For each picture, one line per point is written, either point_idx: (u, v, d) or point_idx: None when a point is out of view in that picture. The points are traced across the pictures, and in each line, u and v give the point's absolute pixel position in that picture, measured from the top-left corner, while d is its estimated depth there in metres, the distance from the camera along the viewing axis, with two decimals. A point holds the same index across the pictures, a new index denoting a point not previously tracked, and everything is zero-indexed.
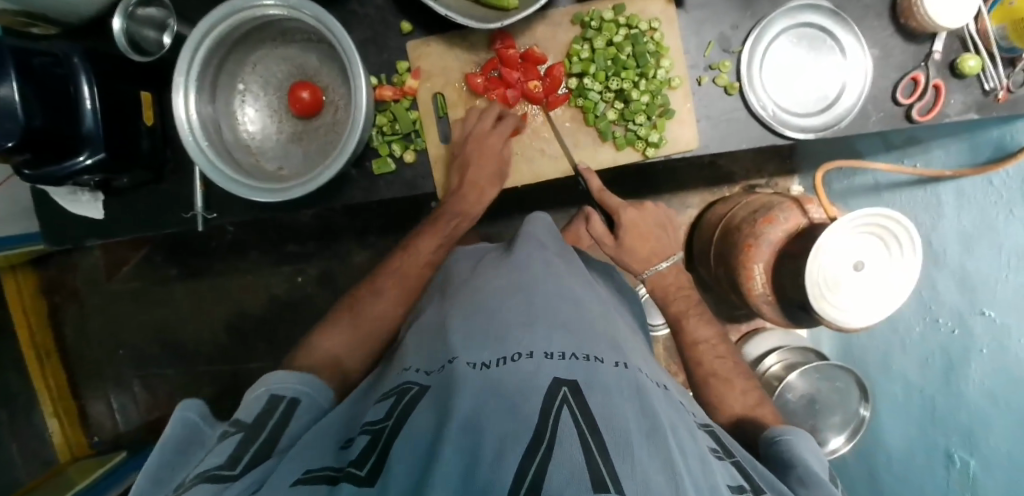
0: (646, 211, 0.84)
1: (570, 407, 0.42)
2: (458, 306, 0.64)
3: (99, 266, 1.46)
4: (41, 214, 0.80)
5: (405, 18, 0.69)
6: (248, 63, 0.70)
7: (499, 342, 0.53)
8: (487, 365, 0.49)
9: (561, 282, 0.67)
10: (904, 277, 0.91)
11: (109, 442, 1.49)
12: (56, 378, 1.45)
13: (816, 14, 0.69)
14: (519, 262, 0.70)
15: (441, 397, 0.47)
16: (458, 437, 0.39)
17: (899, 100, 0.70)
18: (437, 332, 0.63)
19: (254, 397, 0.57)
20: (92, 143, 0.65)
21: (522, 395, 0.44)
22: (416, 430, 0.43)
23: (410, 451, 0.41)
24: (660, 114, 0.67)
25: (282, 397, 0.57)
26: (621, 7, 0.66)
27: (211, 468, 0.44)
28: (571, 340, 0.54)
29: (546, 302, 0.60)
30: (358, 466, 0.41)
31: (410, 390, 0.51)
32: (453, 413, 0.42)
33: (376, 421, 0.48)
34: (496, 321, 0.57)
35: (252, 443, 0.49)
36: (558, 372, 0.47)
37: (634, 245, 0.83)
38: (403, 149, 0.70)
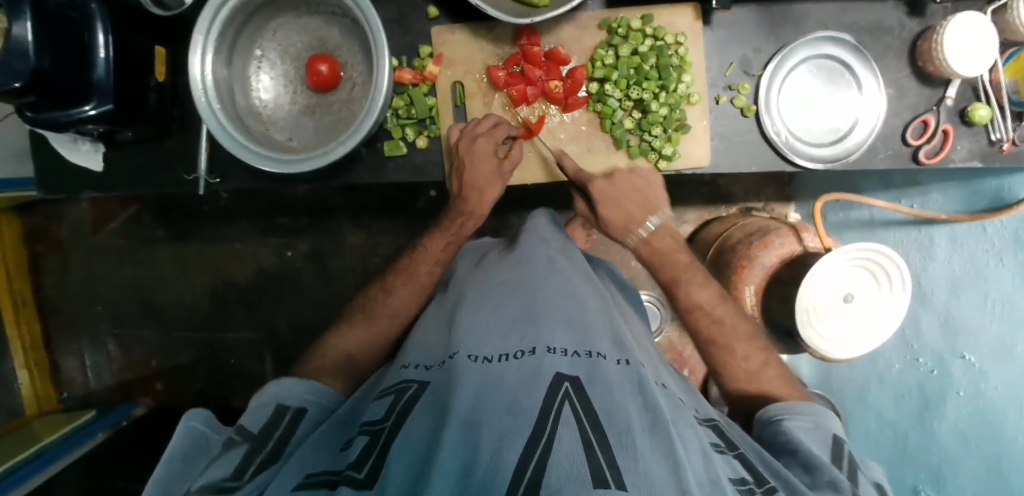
0: (622, 177, 0.68)
1: (571, 403, 0.43)
2: (462, 303, 0.65)
3: (84, 218, 1.43)
4: (37, 159, 0.78)
5: (433, 3, 0.68)
6: (268, 30, 0.69)
7: (501, 340, 0.53)
8: (488, 359, 0.50)
9: (565, 277, 0.67)
10: (893, 313, 0.92)
11: (79, 398, 1.47)
12: (30, 328, 1.43)
13: (839, 46, 0.69)
14: (525, 259, 0.71)
15: (442, 390, 0.48)
16: (458, 430, 0.40)
17: (908, 140, 0.72)
18: (444, 325, 0.63)
19: (260, 407, 0.59)
20: (99, 93, 0.64)
21: (524, 390, 0.45)
22: (414, 429, 0.44)
23: (413, 443, 0.42)
24: (677, 128, 0.67)
25: (287, 407, 0.60)
26: (650, 18, 0.66)
27: (217, 479, 0.47)
28: (574, 337, 0.54)
29: (549, 299, 0.61)
30: (358, 469, 0.42)
31: (410, 387, 0.52)
32: (454, 407, 0.43)
33: (374, 422, 0.49)
34: (498, 318, 0.58)
35: (255, 455, 0.51)
36: (562, 367, 0.48)
37: (609, 216, 0.69)
38: (416, 135, 0.69)
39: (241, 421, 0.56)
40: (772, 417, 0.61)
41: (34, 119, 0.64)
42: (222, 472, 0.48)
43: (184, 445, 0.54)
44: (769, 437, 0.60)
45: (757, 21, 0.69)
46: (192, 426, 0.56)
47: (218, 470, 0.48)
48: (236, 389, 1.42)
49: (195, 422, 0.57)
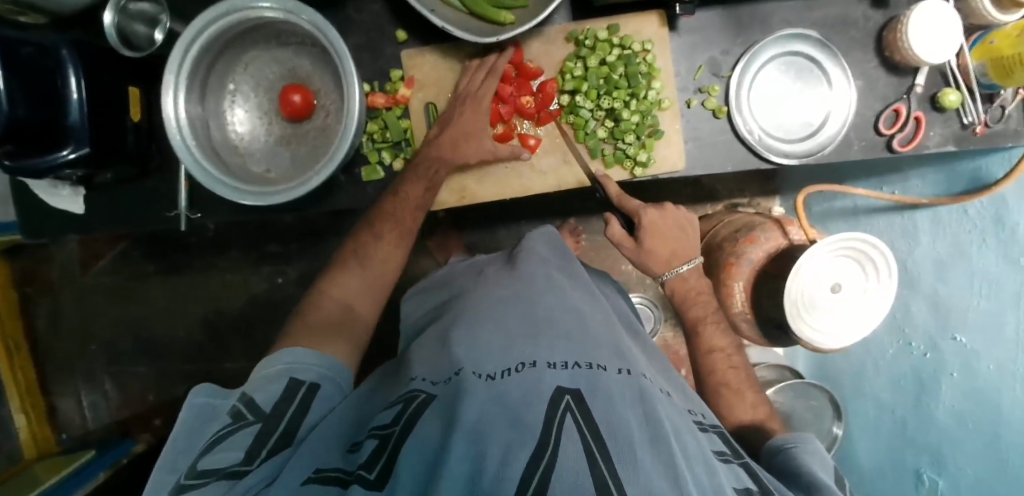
0: (668, 213, 0.83)
1: (573, 414, 0.43)
2: (456, 319, 0.64)
3: (73, 258, 1.42)
4: (21, 206, 0.79)
5: (401, 26, 0.69)
6: (239, 63, 0.70)
7: (502, 355, 0.53)
8: (492, 376, 0.49)
9: (563, 293, 0.67)
10: (880, 302, 0.92)
11: (78, 439, 1.45)
12: (25, 371, 1.42)
13: (804, 42, 0.70)
14: (522, 274, 0.70)
15: (448, 403, 0.47)
16: (464, 440, 0.40)
17: (881, 129, 0.73)
18: (440, 339, 0.62)
19: (273, 375, 0.56)
20: (77, 137, 0.64)
21: (525, 404, 0.44)
22: (422, 438, 0.43)
23: (421, 450, 0.42)
24: (650, 134, 0.67)
25: (301, 379, 0.56)
26: (616, 27, 0.67)
27: (226, 465, 0.45)
28: (574, 350, 0.54)
29: (546, 312, 0.61)
30: (369, 468, 0.43)
31: (417, 398, 0.50)
32: (459, 422, 0.42)
33: (383, 426, 0.48)
34: (500, 332, 0.57)
35: (268, 435, 0.49)
36: (562, 382, 0.48)
37: (654, 246, 0.82)
38: (393, 157, 0.70)
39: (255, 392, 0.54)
40: (777, 446, 0.64)
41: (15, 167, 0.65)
42: (228, 458, 0.46)
43: (192, 421, 0.52)
44: (776, 463, 0.63)
45: (722, 24, 0.70)
46: (201, 401, 0.54)
47: (226, 453, 0.47)
48: None
49: (202, 398, 0.55)
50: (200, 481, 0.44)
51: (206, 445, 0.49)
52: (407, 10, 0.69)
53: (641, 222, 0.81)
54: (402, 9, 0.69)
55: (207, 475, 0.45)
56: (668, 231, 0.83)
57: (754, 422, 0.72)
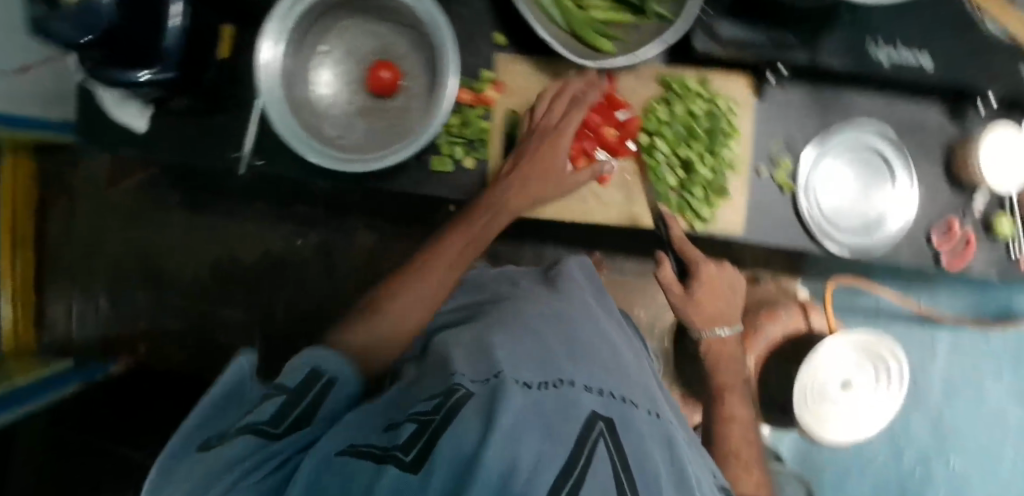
0: (723, 273, 0.81)
1: (607, 443, 0.42)
2: (493, 321, 0.63)
3: (100, 171, 1.42)
4: (85, 110, 0.79)
5: (501, 29, 0.69)
6: (336, 28, 0.71)
7: (542, 365, 0.52)
8: (530, 385, 0.47)
9: (598, 323, 0.68)
10: (890, 409, 0.94)
11: (59, 348, 1.44)
12: (25, 268, 1.41)
13: (879, 139, 0.72)
14: (566, 298, 0.70)
15: (485, 397, 0.45)
16: (503, 436, 0.38)
17: (932, 240, 0.74)
18: (475, 335, 0.59)
19: (301, 365, 0.51)
20: (163, 61, 0.64)
21: (559, 416, 0.43)
22: (460, 430, 0.40)
23: (459, 445, 0.38)
24: (717, 192, 0.69)
25: (326, 371, 0.52)
26: (707, 82, 0.68)
27: (255, 423, 0.44)
28: (608, 379, 0.54)
29: (587, 340, 0.61)
30: (404, 450, 0.39)
31: (456, 390, 0.47)
32: (498, 418, 0.40)
33: (423, 411, 0.45)
34: (539, 345, 0.56)
35: (294, 410, 0.47)
36: (596, 406, 0.47)
37: (706, 304, 0.80)
38: (465, 155, 0.70)
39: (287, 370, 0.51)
40: None
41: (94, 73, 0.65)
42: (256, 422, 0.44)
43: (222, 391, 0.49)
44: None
45: (807, 103, 0.71)
46: (237, 370, 0.51)
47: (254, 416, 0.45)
48: (221, 366, 1.42)
49: (241, 365, 0.52)
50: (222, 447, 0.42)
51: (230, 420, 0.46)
52: (510, 15, 0.69)
53: (698, 275, 0.78)
54: (506, 12, 0.69)
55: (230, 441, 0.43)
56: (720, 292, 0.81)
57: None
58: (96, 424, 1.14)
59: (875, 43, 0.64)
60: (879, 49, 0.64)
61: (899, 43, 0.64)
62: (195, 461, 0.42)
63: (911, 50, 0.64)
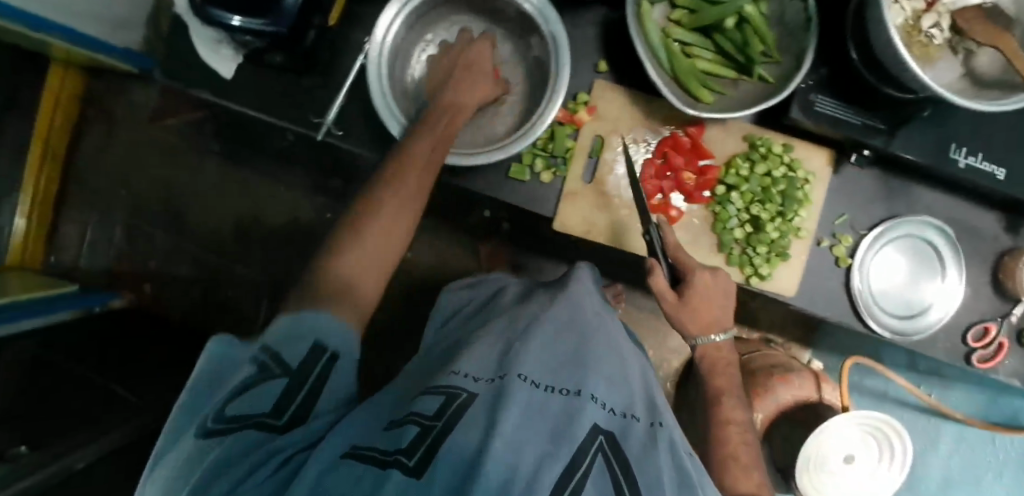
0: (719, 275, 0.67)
1: (605, 458, 0.43)
2: (505, 327, 0.63)
3: (146, 105, 1.41)
4: (173, 44, 0.78)
5: (605, 57, 0.71)
6: (446, 19, 0.73)
7: (552, 375, 0.53)
8: (538, 387, 0.49)
9: (614, 337, 0.65)
10: (889, 490, 0.96)
11: (63, 270, 1.42)
12: (49, 184, 1.39)
13: (939, 236, 0.74)
14: (575, 302, 0.67)
15: (492, 405, 0.45)
16: (503, 447, 0.39)
17: (968, 339, 0.76)
18: (495, 343, 0.59)
19: (296, 332, 0.45)
20: (278, 18, 0.63)
21: (564, 424, 0.45)
22: (461, 438, 0.40)
23: (460, 452, 0.39)
24: (779, 254, 0.70)
25: (327, 345, 0.46)
26: (790, 148, 0.70)
27: (256, 414, 0.39)
28: (615, 392, 0.55)
29: (596, 352, 0.60)
30: (410, 454, 0.38)
31: (459, 395, 0.47)
32: (498, 431, 0.40)
33: (426, 415, 0.44)
34: (548, 356, 0.56)
35: (295, 393, 0.42)
36: (598, 419, 0.48)
37: (699, 308, 0.65)
38: (544, 168, 0.72)
39: (276, 339, 0.45)
40: None
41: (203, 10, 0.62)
42: (257, 405, 0.40)
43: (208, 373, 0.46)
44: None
45: (877, 187, 0.73)
46: (220, 348, 0.47)
47: (254, 400, 0.40)
48: (223, 322, 1.41)
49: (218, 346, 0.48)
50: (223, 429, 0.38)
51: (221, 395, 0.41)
52: (616, 44, 0.71)
53: (692, 284, 0.64)
54: (613, 41, 0.71)
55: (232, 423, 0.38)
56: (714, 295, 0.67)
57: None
58: (88, 356, 1.12)
59: (957, 150, 0.67)
60: (961, 157, 0.67)
61: (979, 156, 0.67)
62: (193, 454, 0.37)
63: (990, 163, 0.67)
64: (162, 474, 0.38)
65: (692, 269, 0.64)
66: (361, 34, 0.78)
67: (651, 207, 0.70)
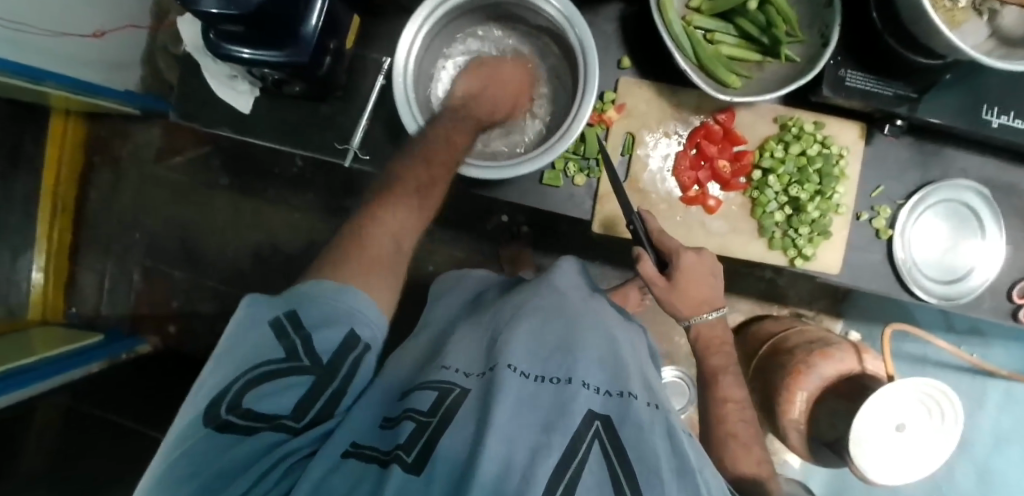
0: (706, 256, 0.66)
1: (602, 443, 0.41)
2: (498, 319, 0.62)
3: (151, 145, 1.41)
4: (185, 83, 0.76)
5: (626, 53, 0.72)
6: (468, 31, 0.75)
7: (545, 362, 0.51)
8: (529, 376, 0.48)
9: (603, 321, 0.65)
10: (935, 454, 0.96)
11: (85, 318, 1.41)
12: (62, 234, 1.39)
13: (976, 196, 0.73)
14: (562, 291, 0.68)
15: (482, 401, 0.43)
16: (497, 442, 0.37)
17: (1013, 296, 0.73)
18: (482, 339, 0.59)
19: (334, 317, 0.45)
20: (296, 48, 0.61)
21: (558, 412, 0.43)
22: (456, 437, 0.39)
23: (456, 452, 0.38)
24: (821, 233, 0.70)
25: (360, 336, 0.46)
26: (822, 125, 0.70)
27: (281, 413, 0.39)
28: (609, 375, 0.52)
29: (586, 333, 0.58)
30: (407, 451, 0.38)
31: (451, 391, 0.46)
32: (490, 426, 0.39)
33: (421, 410, 0.43)
34: (537, 341, 0.55)
35: (320, 391, 0.43)
36: (594, 404, 0.46)
37: (689, 291, 0.64)
38: (577, 171, 0.72)
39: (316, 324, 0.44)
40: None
41: (215, 44, 0.59)
42: (282, 404, 0.40)
43: (234, 332, 0.43)
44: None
45: (911, 155, 0.73)
46: (252, 313, 0.44)
47: (281, 395, 0.40)
48: None
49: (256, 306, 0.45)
50: (249, 425, 0.38)
51: (248, 374, 0.40)
52: (636, 38, 0.71)
53: (677, 266, 0.64)
54: (632, 36, 0.71)
55: (256, 420, 0.38)
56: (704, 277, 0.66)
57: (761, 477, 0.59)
58: (116, 402, 1.10)
59: (989, 111, 0.66)
60: (993, 117, 0.66)
61: (1011, 115, 0.65)
62: (216, 438, 0.36)
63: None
64: (173, 448, 0.37)
65: (677, 251, 0.64)
66: (378, 53, 0.76)
67: (687, 200, 0.71)
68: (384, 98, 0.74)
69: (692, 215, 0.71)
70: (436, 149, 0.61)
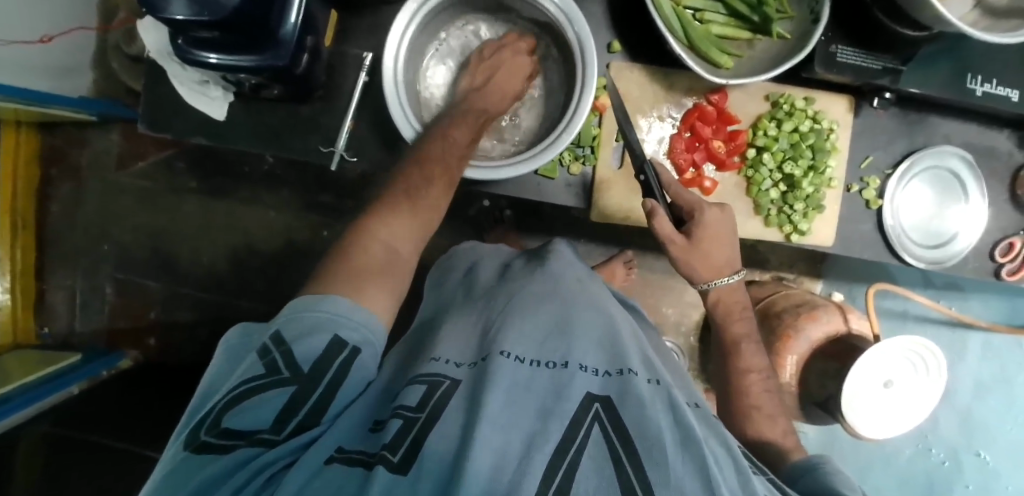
0: (727, 215, 0.66)
1: (601, 426, 0.40)
2: (491, 306, 0.61)
3: (111, 152, 1.34)
4: (147, 90, 0.71)
5: (616, 36, 0.70)
6: (454, 22, 0.72)
7: (540, 348, 0.51)
8: (522, 365, 0.48)
9: (595, 298, 0.63)
10: (925, 405, 1.00)
11: (59, 338, 1.35)
12: (24, 252, 1.32)
13: (961, 163, 0.75)
14: (555, 273, 0.67)
15: (473, 393, 0.43)
16: (488, 433, 0.37)
17: (995, 255, 0.76)
18: (476, 328, 0.58)
19: (314, 325, 0.44)
20: (276, 50, 0.57)
21: (554, 399, 0.43)
22: (445, 432, 0.39)
23: (444, 446, 0.37)
24: (815, 207, 0.71)
25: (345, 339, 0.45)
26: (812, 100, 0.70)
27: (256, 429, 0.38)
28: (607, 355, 0.51)
29: (579, 315, 0.57)
30: (393, 450, 0.37)
31: (441, 384, 0.46)
32: (483, 417, 0.39)
33: (409, 407, 0.42)
34: (529, 326, 0.55)
35: (298, 405, 0.41)
36: (591, 387, 0.45)
37: (708, 250, 0.65)
38: (573, 160, 0.71)
39: (288, 333, 0.43)
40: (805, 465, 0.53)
41: (184, 50, 0.55)
42: (260, 418, 0.39)
43: (223, 361, 0.46)
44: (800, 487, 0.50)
45: (895, 125, 0.74)
46: (239, 340, 0.47)
47: (256, 408, 0.39)
48: None
49: (240, 335, 0.48)
50: (227, 444, 0.37)
51: (230, 394, 0.40)
52: (625, 21, 0.70)
53: (700, 222, 0.64)
54: (621, 19, 0.69)
55: (234, 438, 0.38)
56: (723, 238, 0.66)
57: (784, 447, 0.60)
58: (107, 422, 1.07)
59: (973, 80, 0.66)
60: (978, 86, 0.67)
61: (994, 82, 0.66)
62: (194, 460, 0.36)
63: (1005, 88, 0.67)
64: (157, 478, 0.37)
65: (698, 203, 0.64)
66: (358, 48, 0.72)
67: (683, 182, 0.70)
68: (367, 95, 0.71)
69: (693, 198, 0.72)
70: (431, 150, 0.59)
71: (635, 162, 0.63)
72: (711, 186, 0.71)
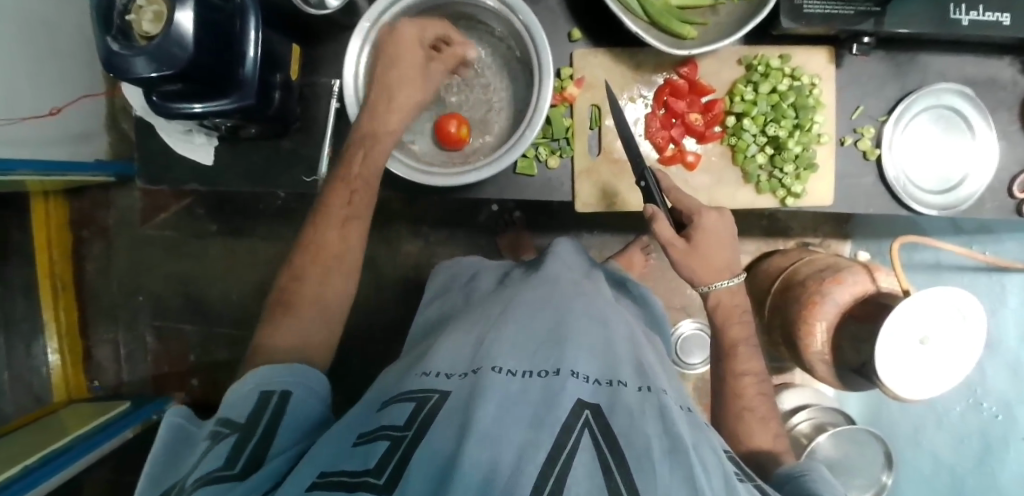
0: (726, 218, 0.65)
1: (591, 431, 0.39)
2: (484, 317, 0.61)
3: (134, 208, 1.41)
4: (142, 147, 0.75)
5: (576, 25, 0.70)
6: None
7: (533, 358, 0.50)
8: (513, 377, 0.46)
9: (592, 301, 0.63)
10: (967, 361, 0.94)
11: (109, 389, 1.43)
12: (68, 312, 1.40)
13: (959, 98, 0.71)
14: (549, 278, 0.66)
15: (463, 407, 0.42)
16: (477, 444, 0.36)
17: (1014, 192, 0.71)
18: (467, 337, 0.57)
19: (244, 392, 0.47)
20: (242, 90, 0.59)
21: (546, 406, 0.42)
22: (435, 444, 0.38)
23: (434, 461, 0.37)
24: (807, 167, 0.69)
25: (273, 388, 0.47)
26: (789, 57, 0.68)
27: (209, 469, 0.38)
28: (597, 362, 0.50)
29: (573, 321, 0.56)
30: (378, 474, 0.36)
31: (432, 400, 0.45)
32: (473, 427, 0.38)
33: (397, 427, 0.42)
34: (522, 335, 0.54)
35: (247, 443, 0.42)
36: (583, 393, 0.44)
37: (705, 251, 0.63)
38: (549, 154, 0.71)
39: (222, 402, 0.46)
40: (787, 474, 0.54)
41: (161, 105, 0.58)
42: (212, 462, 0.39)
43: (164, 444, 0.45)
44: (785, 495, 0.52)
45: (884, 70, 0.70)
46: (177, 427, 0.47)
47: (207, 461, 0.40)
48: None
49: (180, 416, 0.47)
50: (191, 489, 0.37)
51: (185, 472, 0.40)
52: (583, 8, 0.69)
53: (697, 226, 0.63)
54: (579, 7, 0.69)
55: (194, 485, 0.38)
56: (720, 243, 0.64)
57: (775, 451, 0.60)
58: None
59: (957, 10, 0.63)
60: (963, 15, 0.63)
61: (980, 9, 0.63)
62: None
63: (993, 13, 0.63)
64: None
65: (696, 209, 0.64)
66: (328, 76, 0.74)
67: (662, 160, 0.69)
68: (342, 121, 0.74)
69: (677, 177, 0.71)
70: None
71: (635, 170, 0.63)
72: (694, 162, 0.70)
